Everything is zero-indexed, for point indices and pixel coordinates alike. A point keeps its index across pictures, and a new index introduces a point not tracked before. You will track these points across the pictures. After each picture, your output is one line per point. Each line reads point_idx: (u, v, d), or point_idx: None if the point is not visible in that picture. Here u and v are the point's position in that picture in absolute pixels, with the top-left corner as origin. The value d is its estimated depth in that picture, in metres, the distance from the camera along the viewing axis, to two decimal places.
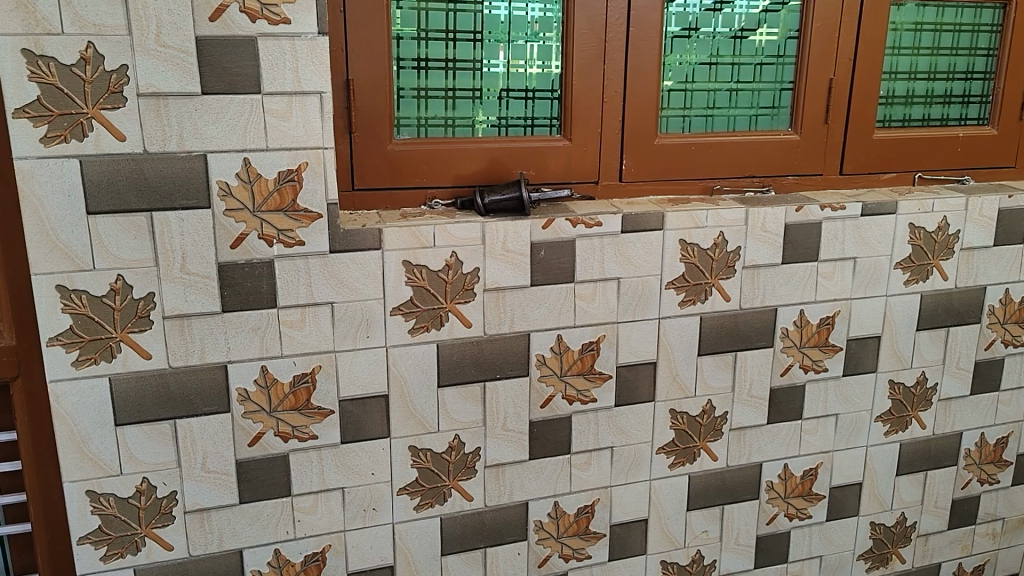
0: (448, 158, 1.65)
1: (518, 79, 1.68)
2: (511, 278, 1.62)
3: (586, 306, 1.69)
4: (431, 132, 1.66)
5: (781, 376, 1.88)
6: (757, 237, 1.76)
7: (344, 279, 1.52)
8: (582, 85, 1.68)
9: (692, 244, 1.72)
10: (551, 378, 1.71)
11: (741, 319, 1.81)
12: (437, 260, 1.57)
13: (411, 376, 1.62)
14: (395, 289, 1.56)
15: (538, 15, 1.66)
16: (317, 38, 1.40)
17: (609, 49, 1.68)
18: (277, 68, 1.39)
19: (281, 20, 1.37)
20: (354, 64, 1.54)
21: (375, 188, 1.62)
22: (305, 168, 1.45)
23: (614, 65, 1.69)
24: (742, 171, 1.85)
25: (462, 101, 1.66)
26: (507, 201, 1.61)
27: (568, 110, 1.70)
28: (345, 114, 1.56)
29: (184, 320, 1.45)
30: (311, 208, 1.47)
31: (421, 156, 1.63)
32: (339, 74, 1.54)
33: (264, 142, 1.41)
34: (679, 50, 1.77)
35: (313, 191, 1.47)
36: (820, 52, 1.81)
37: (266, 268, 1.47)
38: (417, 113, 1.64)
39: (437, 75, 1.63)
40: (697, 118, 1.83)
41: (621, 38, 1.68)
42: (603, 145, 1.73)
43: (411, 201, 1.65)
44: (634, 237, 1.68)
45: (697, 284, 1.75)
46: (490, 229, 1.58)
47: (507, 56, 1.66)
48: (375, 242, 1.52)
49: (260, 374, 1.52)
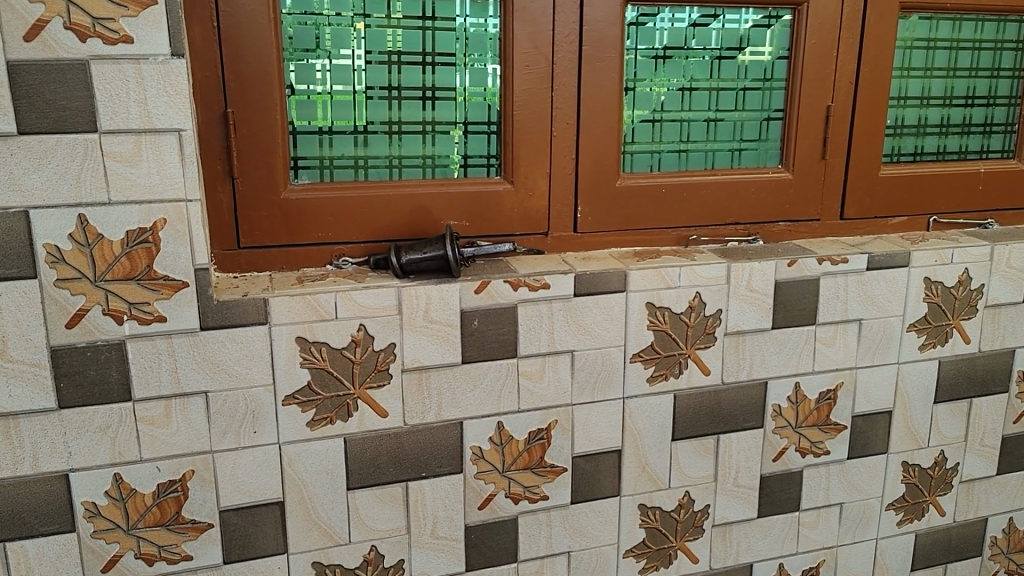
0: (360, 208, 1.34)
1: (445, 110, 1.38)
2: (437, 355, 1.31)
3: (533, 386, 1.38)
4: (338, 175, 1.36)
5: (774, 462, 1.57)
6: (741, 298, 1.46)
7: (220, 362, 1.21)
8: (525, 117, 1.38)
9: (662, 308, 1.41)
10: (492, 474, 1.40)
11: (724, 397, 1.50)
12: (340, 335, 1.26)
13: (313, 480, 1.30)
14: (288, 373, 1.24)
15: (469, 31, 1.35)
16: (171, 61, 1.10)
17: (558, 72, 1.38)
18: (119, 99, 1.09)
19: (121, 39, 1.07)
20: (233, 92, 1.24)
21: (267, 245, 1.31)
22: (163, 227, 1.15)
23: (564, 93, 1.39)
24: (723, 218, 1.54)
25: (376, 137, 1.36)
26: (429, 260, 1.30)
27: (508, 148, 1.39)
28: (224, 155, 1.26)
29: (8, 420, 1.14)
30: (174, 276, 1.17)
31: (325, 205, 1.32)
32: (215, 106, 1.24)
33: (105, 194, 1.11)
34: (647, 73, 1.46)
35: (174, 254, 1.16)
36: (814, 75, 1.51)
37: (116, 352, 1.16)
38: (319, 153, 1.33)
39: (343, 105, 1.33)
40: (668, 154, 1.52)
41: (571, 59, 1.38)
42: (552, 189, 1.43)
43: (313, 259, 1.34)
44: (590, 300, 1.38)
45: (670, 356, 1.44)
46: (407, 295, 1.27)
47: (430, 82, 1.36)
48: (258, 315, 1.21)
49: (113, 484, 1.20)
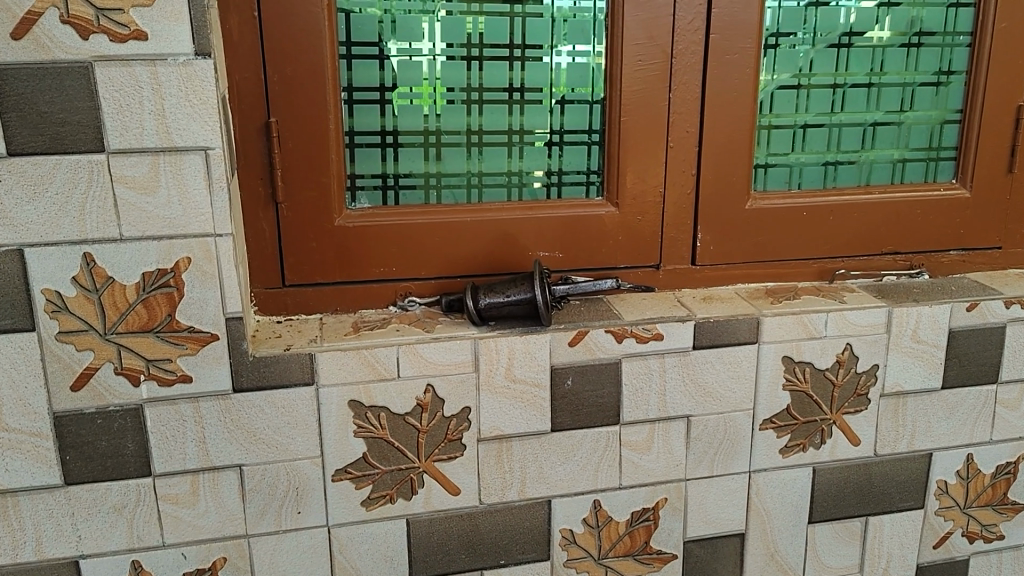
0: (430, 237, 1.10)
1: (536, 116, 1.12)
2: (521, 421, 1.06)
3: (638, 458, 1.12)
4: (405, 197, 1.11)
5: (935, 549, 1.27)
6: (903, 351, 1.16)
7: (256, 431, 0.99)
8: (634, 124, 1.11)
9: (803, 364, 1.13)
10: (586, 562, 1.14)
11: (876, 471, 1.20)
12: (403, 397, 1.02)
13: (369, 568, 1.07)
14: (340, 443, 1.02)
15: (569, 17, 1.09)
16: (194, 62, 0.87)
17: (677, 67, 1.10)
18: (131, 111, 0.87)
19: (132, 35, 0.85)
20: (277, 98, 1.01)
21: (317, 283, 1.08)
22: (187, 267, 0.93)
23: (684, 94, 1.11)
24: (879, 246, 1.24)
25: (451, 150, 1.11)
26: (511, 305, 1.04)
27: (613, 163, 1.13)
28: (267, 174, 1.03)
29: (6, 499, 0.95)
30: (201, 327, 0.95)
31: (388, 234, 1.08)
32: (256, 114, 1.01)
33: (117, 229, 0.90)
34: (789, 66, 1.16)
35: (201, 301, 0.94)
36: (1003, 67, 1.19)
37: (131, 419, 0.95)
38: (381, 170, 1.09)
39: (411, 110, 1.08)
40: (813, 168, 1.21)
41: (695, 51, 1.10)
42: (666, 213, 1.16)
43: (373, 299, 1.10)
44: (713, 354, 1.10)
45: (811, 423, 1.15)
46: (486, 348, 1.03)
47: (519, 82, 1.10)
48: (303, 375, 0.99)
49: (131, 573, 1.00)
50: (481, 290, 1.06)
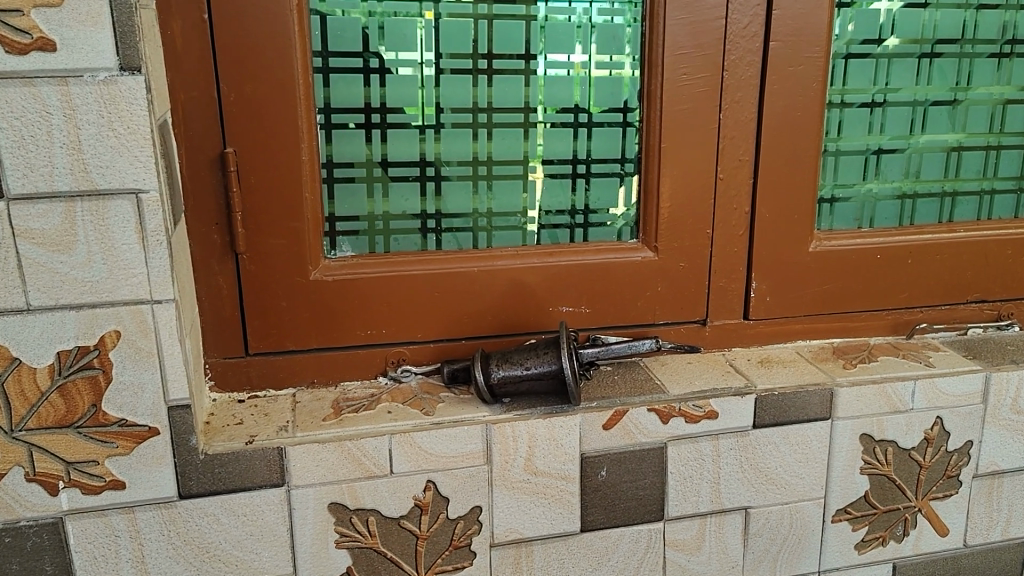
0: (428, 292, 0.89)
1: (557, 141, 0.91)
2: (543, 522, 0.86)
3: (685, 560, 0.91)
4: (399, 242, 0.90)
5: None
6: (1001, 423, 0.95)
7: (210, 547, 0.79)
8: (678, 151, 0.90)
9: (884, 442, 0.92)
10: None
11: (966, 564, 1.00)
12: (397, 498, 0.82)
13: None
14: (318, 555, 0.81)
15: (598, 22, 0.88)
16: (119, 80, 0.67)
17: (730, 83, 0.90)
18: (38, 144, 0.66)
19: (36, 44, 0.65)
20: (234, 122, 0.81)
21: (289, 350, 0.88)
22: (116, 343, 0.72)
23: (737, 115, 0.91)
24: (964, 293, 1.03)
25: (453, 184, 0.90)
26: (530, 377, 0.83)
27: (652, 199, 0.92)
28: (223, 218, 0.82)
29: None
30: (137, 419, 0.74)
31: (376, 289, 0.88)
32: (208, 143, 0.81)
33: (23, 297, 0.69)
34: (862, 80, 0.95)
35: (135, 386, 0.73)
36: None
37: (49, 536, 0.75)
38: (367, 209, 0.88)
39: (404, 136, 0.87)
40: (887, 201, 1.01)
41: (752, 62, 0.90)
42: (715, 259, 0.95)
43: (358, 370, 0.90)
44: (778, 434, 0.89)
45: (892, 512, 0.95)
46: (499, 434, 0.82)
47: (536, 100, 0.89)
48: (270, 474, 0.78)
49: None
50: (492, 358, 0.85)
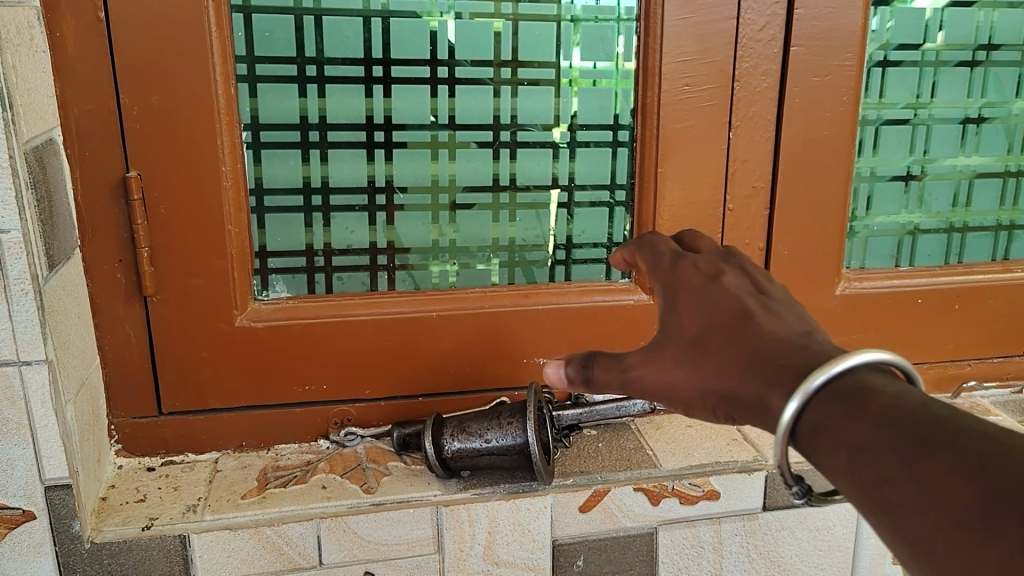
0: (377, 341, 0.75)
1: (534, 164, 0.76)
2: None
3: None
4: (345, 281, 0.76)
5: None
6: None
7: None
8: (679, 176, 0.75)
9: None
10: None
11: None
12: None
13: None
14: None
15: (585, 21, 0.73)
16: None
17: (742, 95, 0.74)
18: None
19: None
20: (137, 140, 0.67)
21: (212, 407, 0.75)
22: None
23: (751, 134, 0.75)
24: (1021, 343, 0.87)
25: (407, 213, 0.75)
26: (492, 454, 0.69)
27: (648, 233, 0.76)
28: (127, 253, 0.69)
29: None
30: (7, 500, 0.61)
31: (314, 337, 0.74)
32: (107, 165, 0.67)
33: None
34: (900, 93, 0.80)
35: (3, 463, 0.60)
36: None
37: None
38: (305, 243, 0.74)
39: (347, 157, 0.73)
40: (930, 234, 0.85)
41: (769, 70, 0.74)
42: None
43: (296, 430, 0.76)
44: (793, 518, 0.74)
45: None
46: (451, 520, 0.68)
47: (509, 114, 0.74)
48: (171, 567, 0.65)
49: None
50: (447, 425, 0.71)
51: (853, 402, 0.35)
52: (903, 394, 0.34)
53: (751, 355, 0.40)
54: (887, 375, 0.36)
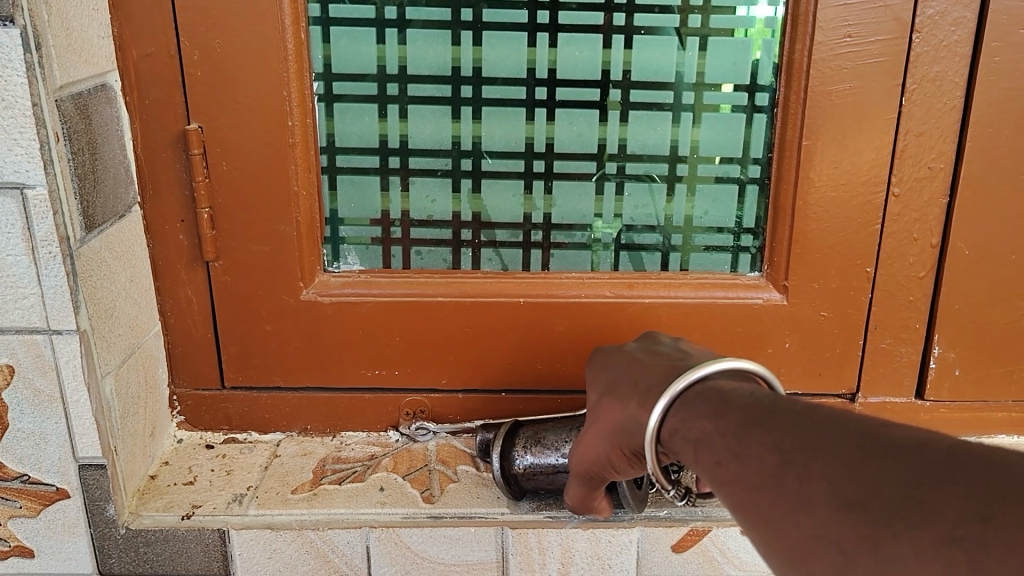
0: (455, 327, 0.66)
1: (648, 130, 0.63)
2: None
3: None
4: (425, 257, 0.67)
5: None
6: None
7: None
8: (830, 152, 0.60)
9: None
10: None
11: None
12: None
13: None
14: None
15: None
16: None
17: (922, 51, 0.58)
18: None
19: None
20: (196, 89, 0.60)
21: (275, 385, 0.68)
22: (10, 381, 0.55)
23: (930, 101, 0.59)
24: None
25: (498, 182, 0.65)
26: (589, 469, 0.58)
27: (785, 219, 0.62)
28: (188, 214, 0.63)
29: None
30: (42, 476, 0.57)
31: (385, 319, 0.66)
32: (166, 115, 0.60)
33: None
34: None
35: (37, 436, 0.56)
36: None
37: None
38: (381, 210, 0.65)
39: (430, 114, 0.63)
40: None
41: (962, 19, 0.57)
42: (877, 310, 0.64)
43: (364, 418, 0.69)
44: None
45: None
46: (519, 545, 0.59)
47: (620, 69, 0.62)
48: (210, 562, 0.59)
49: None
50: (519, 437, 0.60)
51: (703, 400, 0.41)
52: (745, 392, 0.40)
53: (630, 389, 0.48)
54: (739, 377, 0.44)
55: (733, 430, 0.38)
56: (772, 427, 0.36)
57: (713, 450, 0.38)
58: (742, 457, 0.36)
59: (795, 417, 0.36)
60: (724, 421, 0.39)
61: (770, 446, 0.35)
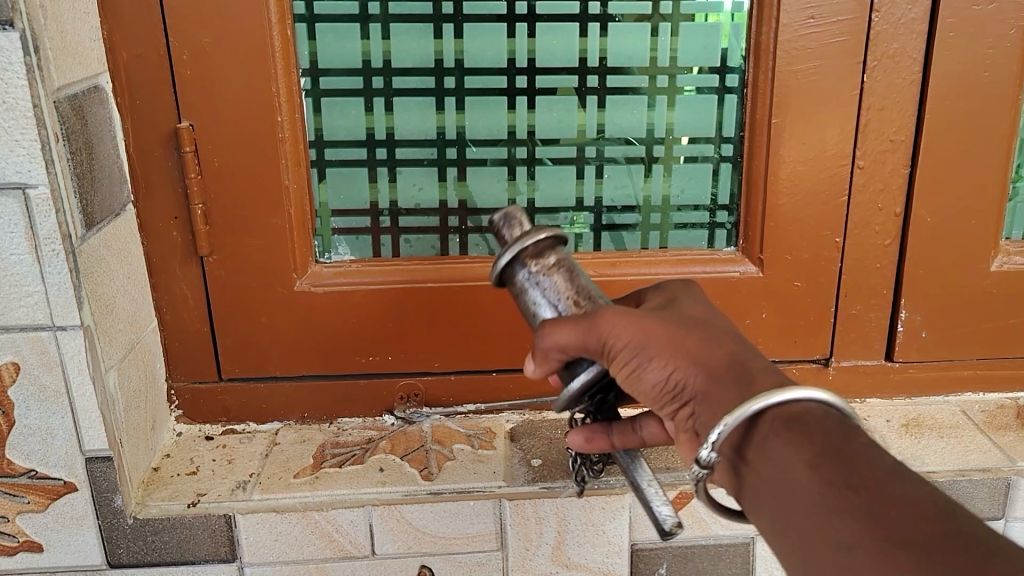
0: (445, 310, 0.68)
1: (625, 113, 0.66)
2: None
3: None
4: (414, 244, 0.69)
5: None
6: None
7: None
8: (799, 128, 0.63)
9: None
10: None
11: None
12: None
13: None
14: None
15: None
16: None
17: (882, 29, 0.61)
18: None
19: None
20: (187, 88, 0.61)
21: (271, 375, 0.70)
22: (15, 378, 0.56)
23: (891, 76, 0.62)
24: None
25: (483, 169, 0.67)
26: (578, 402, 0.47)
27: (758, 195, 0.65)
28: (181, 210, 0.65)
29: None
30: (48, 470, 0.59)
31: (377, 305, 0.68)
32: (157, 114, 0.62)
33: None
34: None
35: (43, 432, 0.58)
36: None
37: None
38: (370, 200, 0.67)
39: (415, 105, 0.65)
40: None
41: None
42: (848, 278, 0.67)
43: (359, 403, 0.71)
44: None
45: None
46: (516, 516, 0.61)
47: (597, 56, 0.64)
48: (217, 548, 0.61)
49: None
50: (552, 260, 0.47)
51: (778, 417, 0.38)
52: (822, 422, 0.38)
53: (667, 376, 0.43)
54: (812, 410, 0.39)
55: (779, 445, 0.38)
56: (860, 481, 0.34)
57: (758, 461, 0.39)
58: (782, 472, 0.37)
59: (883, 475, 0.34)
60: (807, 455, 0.36)
61: (815, 467, 0.36)
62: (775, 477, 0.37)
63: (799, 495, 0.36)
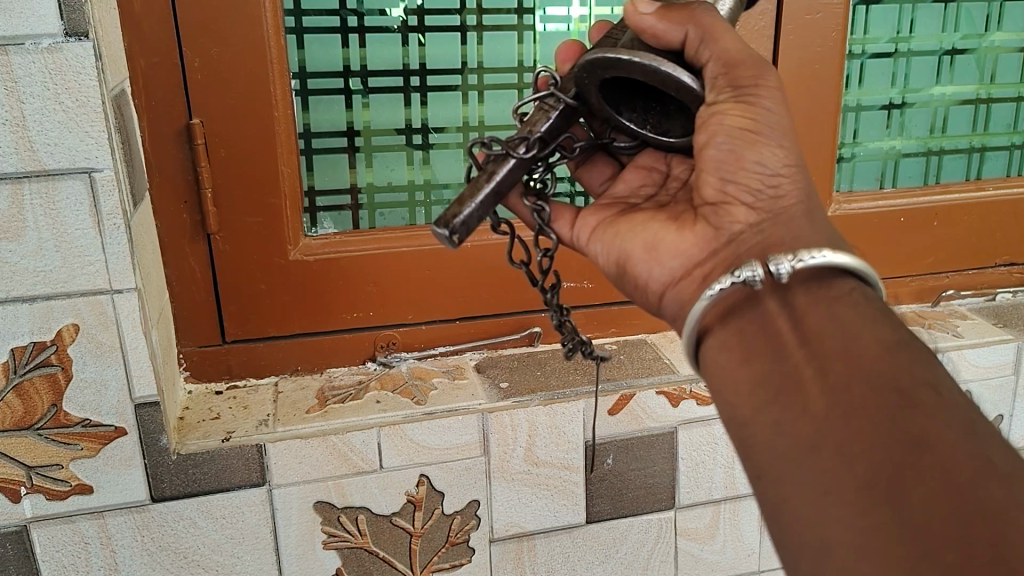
0: (417, 270, 0.83)
1: None
2: (546, 515, 0.80)
3: (699, 550, 0.86)
4: (386, 216, 0.84)
5: None
6: None
7: (188, 551, 0.73)
8: None
9: None
10: None
11: None
12: (388, 494, 0.76)
13: None
14: (304, 557, 0.76)
15: None
16: (63, 46, 0.60)
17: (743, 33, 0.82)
18: None
19: None
20: (199, 90, 0.73)
21: (270, 335, 0.81)
22: (74, 337, 0.66)
23: None
24: (993, 256, 0.96)
25: (442, 151, 0.83)
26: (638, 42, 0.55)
27: None
28: (191, 195, 0.76)
29: None
30: (100, 419, 0.68)
31: (361, 269, 0.81)
32: (171, 113, 0.73)
33: None
34: (882, 30, 0.88)
35: (97, 384, 0.67)
36: None
37: (12, 544, 0.69)
38: (350, 181, 0.81)
39: (387, 100, 0.80)
40: (910, 159, 0.94)
41: (766, 11, 0.82)
42: None
43: (345, 354, 0.83)
44: None
45: None
46: (496, 425, 0.76)
47: (531, 58, 0.82)
48: (249, 474, 0.72)
49: None
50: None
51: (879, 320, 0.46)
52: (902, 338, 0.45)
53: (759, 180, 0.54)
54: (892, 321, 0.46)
55: (844, 320, 0.46)
56: (912, 384, 0.41)
57: (809, 328, 0.47)
58: (834, 343, 0.45)
59: (933, 398, 0.40)
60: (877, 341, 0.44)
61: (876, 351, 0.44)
62: (826, 341, 0.45)
63: (852, 356, 0.44)
